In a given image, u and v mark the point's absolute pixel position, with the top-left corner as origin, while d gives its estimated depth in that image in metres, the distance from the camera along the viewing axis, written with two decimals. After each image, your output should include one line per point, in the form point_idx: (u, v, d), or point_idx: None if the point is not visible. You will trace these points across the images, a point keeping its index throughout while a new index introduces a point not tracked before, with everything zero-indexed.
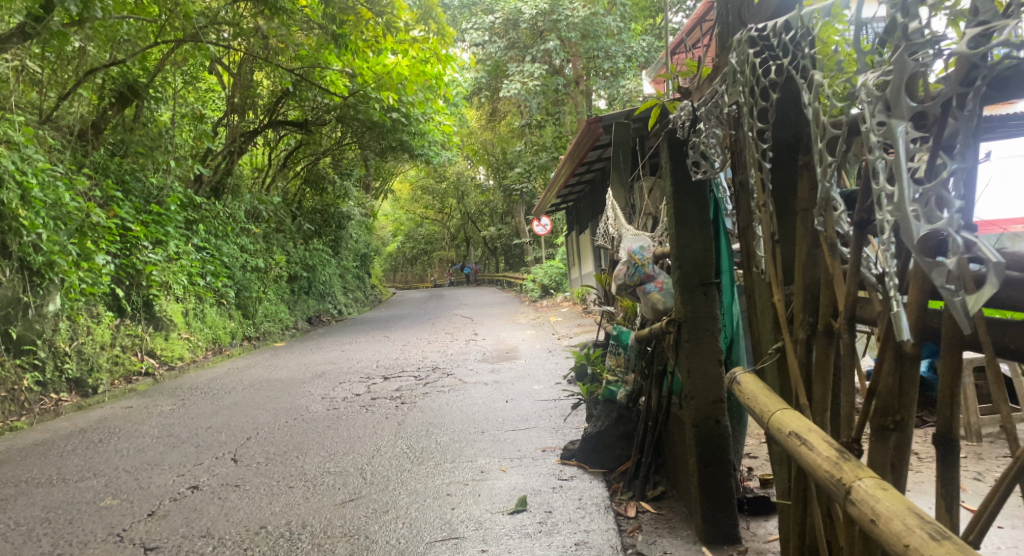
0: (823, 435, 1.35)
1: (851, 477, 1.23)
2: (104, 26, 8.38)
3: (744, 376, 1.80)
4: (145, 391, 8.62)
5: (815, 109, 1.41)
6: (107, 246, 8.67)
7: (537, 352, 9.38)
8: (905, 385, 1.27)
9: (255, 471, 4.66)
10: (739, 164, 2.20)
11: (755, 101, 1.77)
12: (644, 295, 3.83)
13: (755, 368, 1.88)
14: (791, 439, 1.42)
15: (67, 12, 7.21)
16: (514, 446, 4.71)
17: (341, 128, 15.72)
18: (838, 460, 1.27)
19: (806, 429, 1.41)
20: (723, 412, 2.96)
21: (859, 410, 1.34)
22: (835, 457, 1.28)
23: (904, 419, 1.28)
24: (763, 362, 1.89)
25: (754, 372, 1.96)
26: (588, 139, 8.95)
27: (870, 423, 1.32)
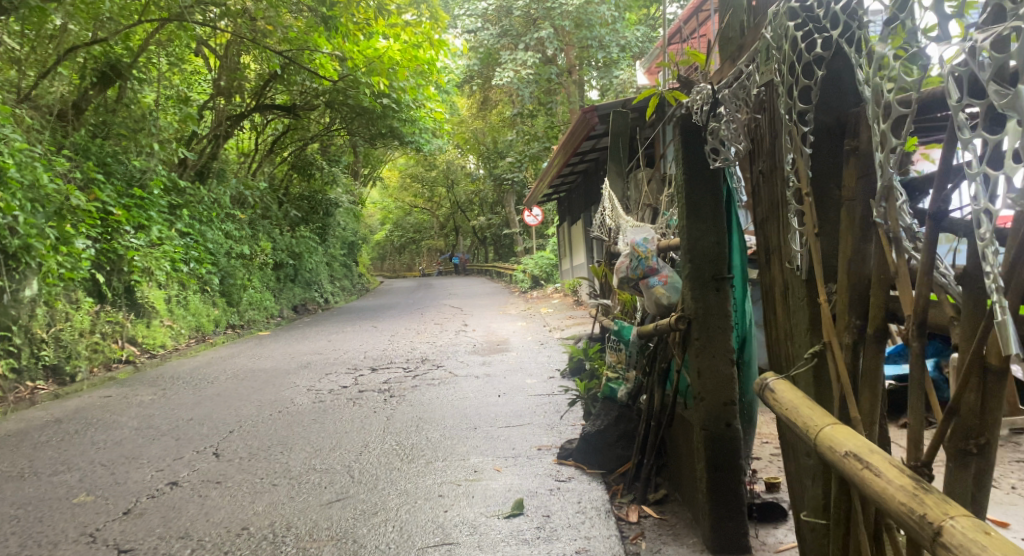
0: (892, 459, 1.19)
1: (939, 515, 1.06)
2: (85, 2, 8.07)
3: (777, 382, 1.62)
4: (125, 380, 8.38)
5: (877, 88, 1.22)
6: (87, 230, 8.42)
7: (529, 344, 9.24)
8: (987, 407, 1.20)
9: (237, 466, 4.46)
10: (770, 151, 2.04)
11: (794, 81, 1.57)
12: (647, 290, 3.65)
13: (787, 373, 1.72)
14: (849, 462, 1.25)
15: None
16: (507, 444, 4.56)
17: (330, 113, 15.41)
18: (918, 492, 1.11)
19: (867, 450, 1.24)
20: (734, 414, 2.81)
21: (939, 431, 1.23)
22: (912, 487, 1.12)
23: (987, 443, 1.22)
24: (796, 366, 1.72)
25: (786, 377, 1.80)
26: (582, 129, 8.77)
27: (950, 446, 1.25)
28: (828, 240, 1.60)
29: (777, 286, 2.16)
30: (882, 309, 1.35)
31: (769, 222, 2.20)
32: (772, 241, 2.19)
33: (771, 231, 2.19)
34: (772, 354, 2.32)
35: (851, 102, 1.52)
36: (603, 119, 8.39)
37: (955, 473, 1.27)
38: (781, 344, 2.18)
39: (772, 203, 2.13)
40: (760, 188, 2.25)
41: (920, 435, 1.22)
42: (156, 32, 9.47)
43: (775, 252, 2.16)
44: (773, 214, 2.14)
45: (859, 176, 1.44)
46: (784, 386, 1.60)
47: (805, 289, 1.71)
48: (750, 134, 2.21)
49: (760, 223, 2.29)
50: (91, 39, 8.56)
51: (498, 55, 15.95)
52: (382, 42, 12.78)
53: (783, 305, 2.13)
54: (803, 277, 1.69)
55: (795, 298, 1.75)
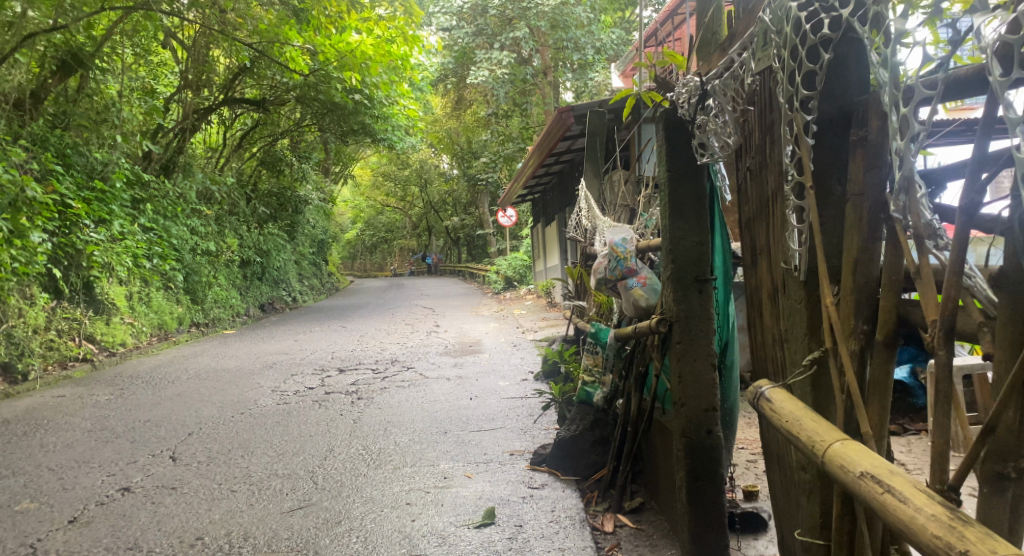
0: (917, 482, 1.09)
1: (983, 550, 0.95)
2: None
3: (775, 393, 1.54)
4: (82, 379, 8.06)
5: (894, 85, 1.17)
6: (44, 223, 8.07)
7: (502, 346, 9.10)
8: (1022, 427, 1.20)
9: (194, 471, 4.25)
10: (765, 143, 1.95)
11: (798, 67, 1.49)
12: (625, 291, 3.54)
13: (783, 382, 1.63)
14: (865, 483, 1.15)
15: None
16: (479, 449, 4.41)
17: (301, 108, 15.09)
18: (954, 523, 1.00)
19: (888, 471, 1.15)
20: (715, 421, 2.71)
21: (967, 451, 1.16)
22: (945, 515, 1.02)
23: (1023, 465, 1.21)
24: (793, 375, 1.63)
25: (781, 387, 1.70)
26: (557, 130, 8.66)
27: (986, 469, 1.23)
28: (831, 238, 1.52)
29: (766, 289, 2.10)
30: (893, 312, 1.29)
31: (756, 221, 2.13)
32: (759, 241, 2.13)
33: (757, 231, 2.13)
34: (763, 361, 2.24)
35: (855, 89, 1.46)
36: (579, 119, 8.30)
37: (988, 499, 1.25)
38: (774, 353, 2.08)
39: (760, 202, 2.07)
40: (747, 188, 2.19)
41: (946, 455, 1.14)
42: (121, 20, 9.13)
43: (763, 251, 2.10)
44: (762, 213, 2.07)
45: (866, 169, 1.37)
46: (782, 396, 1.51)
47: (803, 289, 1.61)
48: (743, 130, 2.13)
49: (748, 222, 2.22)
50: (52, 26, 8.18)
51: (473, 54, 15.76)
52: (355, 36, 12.52)
53: (772, 309, 2.08)
54: (798, 277, 1.61)
55: (791, 301, 1.68)
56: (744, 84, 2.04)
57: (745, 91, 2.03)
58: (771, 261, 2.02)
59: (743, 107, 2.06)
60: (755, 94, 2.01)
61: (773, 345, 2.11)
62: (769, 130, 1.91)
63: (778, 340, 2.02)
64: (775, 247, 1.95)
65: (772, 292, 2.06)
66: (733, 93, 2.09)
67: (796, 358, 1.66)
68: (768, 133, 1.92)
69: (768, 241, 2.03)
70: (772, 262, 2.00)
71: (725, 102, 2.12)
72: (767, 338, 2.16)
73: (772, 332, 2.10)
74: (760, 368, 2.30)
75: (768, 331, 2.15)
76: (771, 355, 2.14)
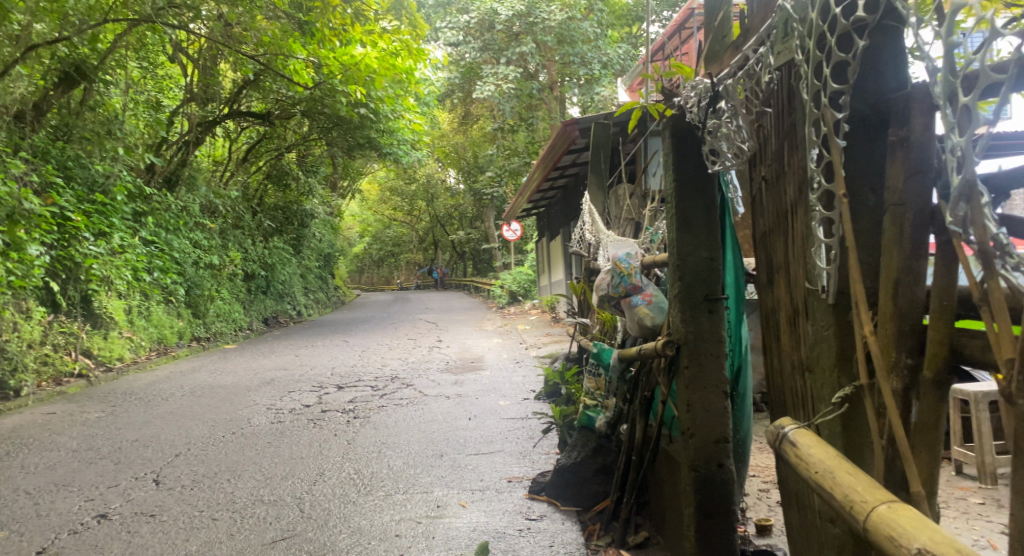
0: None
1: None
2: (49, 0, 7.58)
3: (802, 436, 1.35)
4: (75, 395, 7.88)
5: (946, 88, 1.03)
6: (42, 236, 7.94)
7: (504, 363, 8.89)
8: None
9: (176, 497, 4.04)
10: (785, 145, 1.79)
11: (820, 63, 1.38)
12: (629, 309, 3.33)
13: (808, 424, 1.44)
14: None
15: None
16: (476, 475, 4.20)
17: (307, 123, 14.99)
18: None
19: (948, 545, 0.95)
20: (727, 453, 2.50)
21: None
22: None
23: None
24: (822, 416, 1.45)
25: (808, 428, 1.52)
26: (562, 143, 8.49)
27: None
28: (865, 254, 1.38)
29: (784, 311, 1.96)
30: (945, 344, 1.18)
31: (775, 235, 1.98)
32: (777, 257, 1.99)
33: (776, 245, 1.98)
34: (785, 392, 2.06)
35: (889, 87, 1.34)
36: (584, 132, 8.13)
37: None
38: (796, 383, 1.91)
39: (779, 213, 1.90)
40: (763, 198, 2.06)
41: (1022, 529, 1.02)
42: (125, 34, 9.05)
43: (782, 269, 1.95)
44: (780, 225, 1.91)
45: (907, 174, 1.25)
46: (810, 440, 1.33)
47: (831, 314, 1.44)
48: (760, 134, 1.98)
49: (766, 234, 2.07)
50: (56, 38, 8.10)
51: (479, 69, 15.66)
52: (360, 49, 12.46)
53: (793, 335, 1.91)
54: (823, 300, 1.45)
55: (815, 327, 1.50)
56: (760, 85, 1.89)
57: (760, 92, 1.88)
58: (791, 281, 1.85)
59: (760, 108, 1.91)
60: (772, 95, 1.86)
61: (794, 376, 1.94)
62: (789, 133, 1.75)
63: (800, 372, 1.84)
64: (794, 263, 1.78)
65: (791, 314, 1.90)
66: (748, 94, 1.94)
67: (823, 395, 1.48)
68: (787, 136, 1.75)
69: (788, 257, 1.87)
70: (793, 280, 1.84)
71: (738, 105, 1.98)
72: (787, 367, 1.99)
73: (793, 360, 1.93)
74: (781, 400, 2.11)
75: (789, 359, 1.98)
76: (792, 387, 1.96)
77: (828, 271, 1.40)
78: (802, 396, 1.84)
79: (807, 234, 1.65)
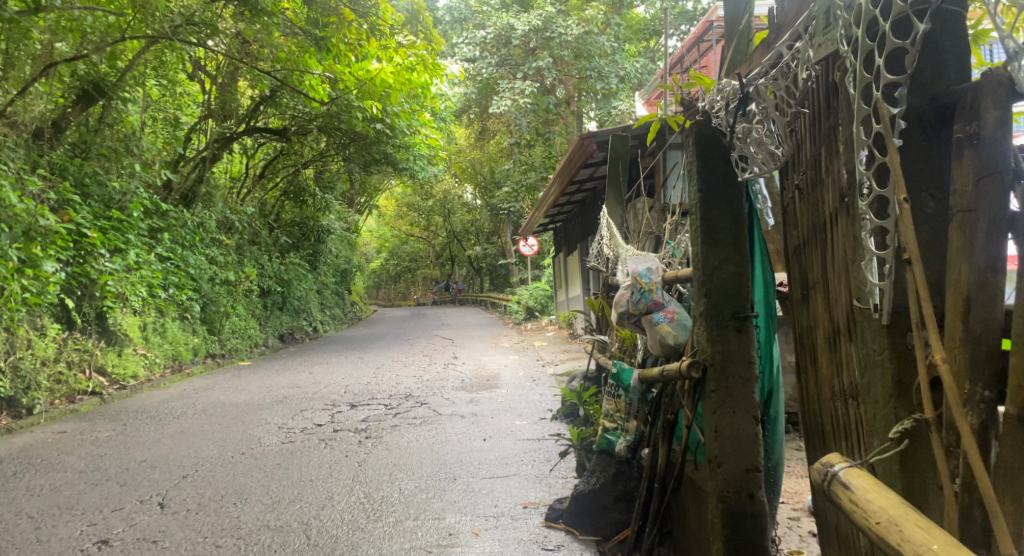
0: None
1: None
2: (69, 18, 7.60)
3: (857, 476, 1.25)
4: (88, 413, 7.82)
5: None
6: (59, 253, 7.92)
7: (520, 380, 8.72)
8: None
9: (180, 522, 3.91)
10: (824, 146, 1.67)
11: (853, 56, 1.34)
12: (650, 327, 3.17)
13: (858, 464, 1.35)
14: None
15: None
16: (490, 500, 4.04)
17: (324, 139, 15.00)
18: None
19: None
20: (758, 483, 2.32)
21: None
22: None
23: None
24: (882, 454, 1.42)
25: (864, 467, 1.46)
26: (579, 157, 8.36)
27: None
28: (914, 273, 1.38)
29: (821, 330, 1.81)
30: None
31: (811, 247, 1.85)
32: (812, 274, 1.87)
33: (811, 260, 1.86)
34: (824, 424, 1.90)
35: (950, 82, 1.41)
36: (601, 145, 8.00)
37: None
38: (833, 411, 1.78)
39: (817, 223, 1.78)
40: (797, 211, 1.97)
41: None
42: (143, 52, 9.08)
43: (818, 286, 1.81)
44: (817, 236, 1.78)
45: (979, 177, 1.30)
46: (866, 483, 1.23)
47: (884, 337, 1.42)
48: (796, 138, 1.88)
49: (802, 245, 1.94)
50: (75, 56, 8.13)
51: (495, 84, 15.54)
52: (376, 65, 12.43)
53: (832, 357, 1.75)
54: (870, 315, 1.45)
55: (865, 349, 1.48)
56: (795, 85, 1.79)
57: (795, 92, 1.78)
58: (830, 298, 1.72)
59: (796, 109, 1.81)
60: (811, 94, 1.76)
61: (834, 403, 1.77)
62: (829, 134, 1.64)
63: (843, 399, 1.69)
64: (834, 277, 1.66)
65: (830, 336, 1.75)
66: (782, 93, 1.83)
67: (875, 426, 1.46)
68: (826, 138, 1.65)
69: (825, 271, 1.74)
70: (827, 297, 1.76)
71: (770, 106, 1.87)
72: (827, 394, 1.83)
73: (834, 385, 1.77)
74: (821, 433, 1.96)
75: (829, 384, 1.82)
76: (832, 416, 1.80)
77: (884, 286, 1.33)
78: (847, 425, 1.68)
79: (853, 247, 1.53)
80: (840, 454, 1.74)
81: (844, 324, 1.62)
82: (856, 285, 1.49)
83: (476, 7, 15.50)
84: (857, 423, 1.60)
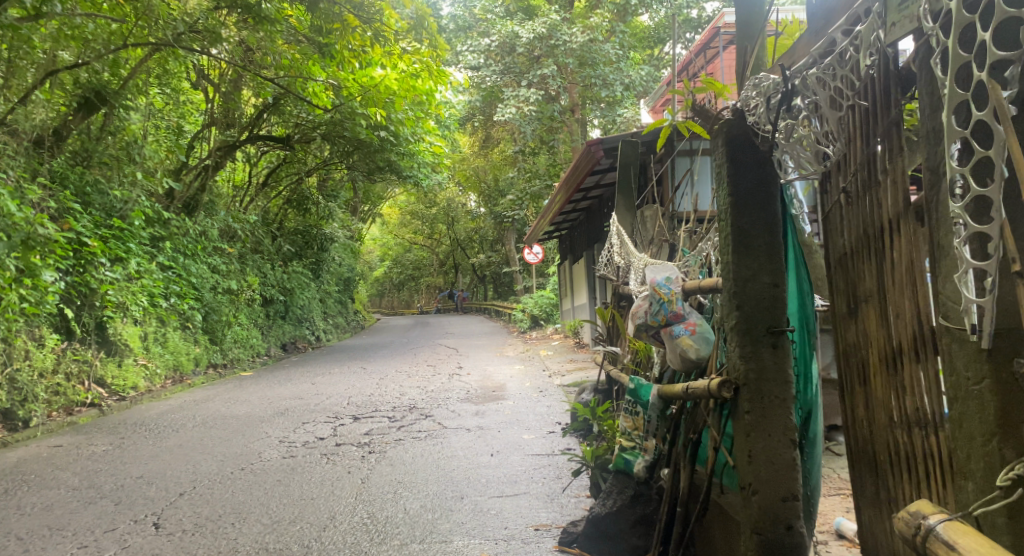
0: None
1: None
2: (70, 25, 7.46)
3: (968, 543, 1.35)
4: (85, 426, 7.63)
5: None
6: (58, 262, 7.77)
7: (527, 391, 8.53)
8: None
9: (175, 544, 3.72)
10: (887, 134, 1.81)
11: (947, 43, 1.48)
12: (670, 340, 2.99)
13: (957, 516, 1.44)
14: None
15: (20, 5, 6.39)
16: (499, 521, 3.85)
17: (327, 147, 14.85)
18: None
19: None
20: (796, 513, 2.19)
21: None
22: None
23: None
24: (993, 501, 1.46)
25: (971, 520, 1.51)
26: (587, 164, 8.21)
27: None
28: (1007, 292, 1.44)
29: (876, 350, 1.92)
30: None
31: (864, 257, 1.95)
32: (862, 288, 1.97)
33: (863, 272, 1.96)
34: (876, 450, 1.97)
35: None
36: (609, 152, 7.84)
37: None
38: (897, 435, 1.86)
39: (873, 227, 1.89)
40: (844, 223, 2.05)
41: None
42: (144, 60, 8.93)
43: (873, 296, 1.92)
44: (871, 245, 1.90)
45: None
46: (976, 543, 1.34)
47: (983, 364, 1.48)
48: (847, 133, 2.02)
49: (848, 254, 2.04)
50: (76, 64, 7.98)
51: (500, 92, 15.39)
52: (379, 72, 12.28)
53: (893, 379, 1.85)
54: (966, 336, 1.51)
55: (955, 377, 1.54)
56: (856, 75, 1.93)
57: (855, 82, 1.91)
58: (892, 312, 1.83)
59: (853, 101, 1.93)
60: (871, 86, 1.88)
61: (894, 430, 1.87)
62: (893, 131, 1.78)
63: (912, 427, 1.79)
64: (902, 291, 1.78)
65: (889, 356, 1.86)
66: (838, 84, 1.98)
67: (972, 468, 1.52)
68: (887, 133, 1.81)
69: (883, 284, 1.86)
70: (883, 303, 1.87)
71: (823, 97, 2.02)
72: (881, 421, 1.93)
73: (892, 410, 1.87)
74: (871, 461, 2.00)
75: (885, 408, 1.91)
76: (890, 443, 1.90)
77: (984, 303, 1.41)
78: (919, 458, 1.77)
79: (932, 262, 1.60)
80: (905, 484, 1.83)
81: (916, 342, 1.74)
82: (943, 302, 1.57)
83: (480, 14, 15.35)
84: (938, 457, 1.69)
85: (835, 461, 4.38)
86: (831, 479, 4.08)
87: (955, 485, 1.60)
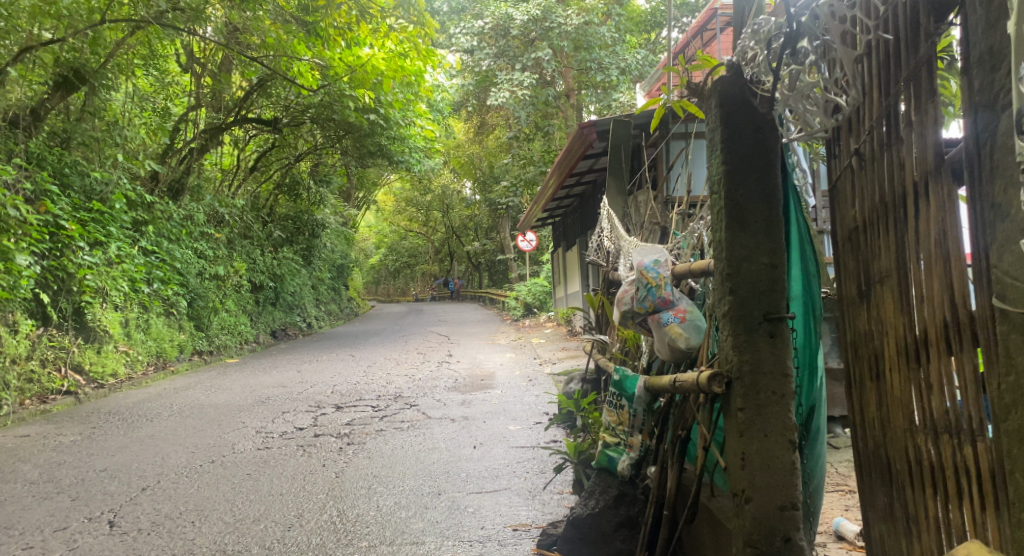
0: None
1: None
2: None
3: None
4: (58, 415, 7.35)
5: None
6: (33, 246, 7.45)
7: (517, 380, 8.28)
8: None
9: (127, 545, 3.48)
10: (915, 74, 1.58)
11: None
12: (658, 328, 2.72)
13: None
14: None
15: None
16: (476, 520, 3.61)
17: (317, 132, 14.54)
18: None
19: None
20: (795, 525, 1.95)
21: None
22: None
23: None
24: None
25: None
26: (579, 147, 7.93)
27: None
28: None
29: (892, 339, 1.70)
30: None
31: (882, 230, 1.73)
32: (877, 267, 1.76)
33: (879, 248, 1.74)
34: (891, 457, 1.76)
35: None
36: (602, 136, 7.56)
37: None
38: (917, 437, 1.64)
39: (895, 193, 1.66)
40: (861, 194, 1.83)
41: None
42: (126, 37, 8.56)
43: (891, 275, 1.70)
44: (891, 215, 1.68)
45: None
46: None
47: None
48: (865, 80, 1.82)
49: (864, 226, 1.82)
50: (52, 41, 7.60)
51: (494, 76, 15.04)
52: (368, 51, 11.89)
53: (913, 374, 1.63)
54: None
55: (1013, 374, 1.28)
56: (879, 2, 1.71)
57: (879, 10, 1.69)
58: (916, 294, 1.60)
59: (874, 35, 1.72)
60: (894, 17, 1.67)
61: (914, 435, 1.65)
62: (921, 71, 1.55)
63: (938, 433, 1.56)
64: (930, 268, 1.55)
65: (908, 345, 1.64)
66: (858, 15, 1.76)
67: None
68: (915, 73, 1.57)
69: (904, 260, 1.64)
70: (903, 281, 1.65)
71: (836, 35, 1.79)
72: (898, 423, 1.71)
73: (912, 410, 1.65)
74: (885, 470, 1.80)
75: (903, 409, 1.69)
76: (909, 451, 1.67)
77: None
78: (949, 473, 1.53)
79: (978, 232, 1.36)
80: (928, 500, 1.61)
81: (945, 328, 1.51)
82: (998, 279, 1.31)
83: None
84: (979, 471, 1.44)
85: (834, 454, 4.15)
86: (829, 474, 3.85)
87: (1007, 511, 1.35)
